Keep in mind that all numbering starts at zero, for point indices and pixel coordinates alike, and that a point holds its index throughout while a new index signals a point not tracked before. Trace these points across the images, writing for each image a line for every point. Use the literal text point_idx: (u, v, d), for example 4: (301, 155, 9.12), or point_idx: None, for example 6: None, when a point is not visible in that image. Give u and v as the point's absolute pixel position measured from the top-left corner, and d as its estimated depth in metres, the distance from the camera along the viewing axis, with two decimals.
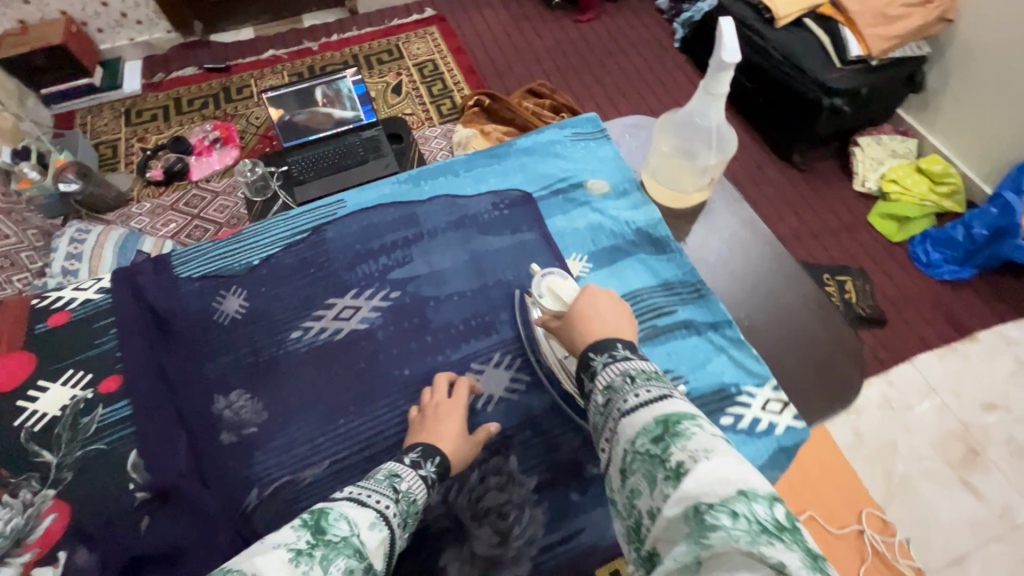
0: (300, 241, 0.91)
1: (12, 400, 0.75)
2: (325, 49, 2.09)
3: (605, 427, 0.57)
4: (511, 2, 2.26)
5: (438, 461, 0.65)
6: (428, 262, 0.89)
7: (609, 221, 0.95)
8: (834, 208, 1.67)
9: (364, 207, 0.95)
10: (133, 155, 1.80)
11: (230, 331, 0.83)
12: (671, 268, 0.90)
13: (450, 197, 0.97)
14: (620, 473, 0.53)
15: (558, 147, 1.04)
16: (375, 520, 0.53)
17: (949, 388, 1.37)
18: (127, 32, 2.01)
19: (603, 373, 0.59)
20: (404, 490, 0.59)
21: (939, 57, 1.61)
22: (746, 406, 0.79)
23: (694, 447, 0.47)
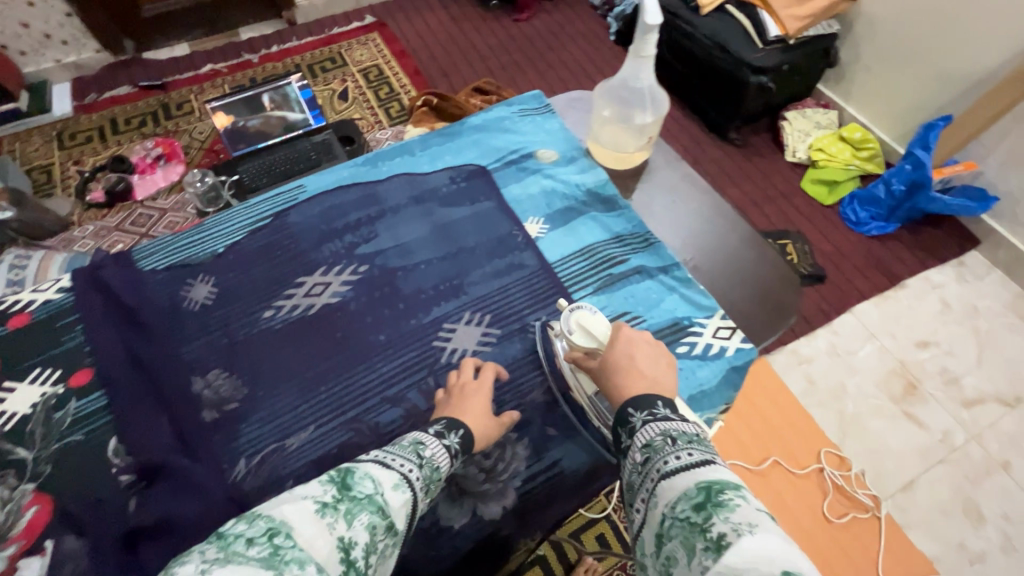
0: (265, 226, 0.92)
1: None
2: (266, 60, 2.07)
3: (641, 487, 0.57)
4: (450, 5, 2.31)
5: (462, 435, 0.67)
6: (393, 236, 0.91)
7: (561, 185, 1.00)
8: (770, 178, 1.79)
9: (325, 189, 0.96)
10: (71, 179, 1.73)
11: (201, 315, 0.82)
12: (622, 222, 0.97)
13: (408, 175, 0.99)
14: (656, 535, 0.52)
15: (507, 122, 1.08)
16: (399, 481, 0.56)
17: (886, 331, 1.49)
18: (53, 54, 1.92)
19: (643, 433, 0.60)
20: (427, 459, 0.62)
21: (848, 33, 1.75)
22: (699, 335, 0.85)
23: (737, 519, 0.47)
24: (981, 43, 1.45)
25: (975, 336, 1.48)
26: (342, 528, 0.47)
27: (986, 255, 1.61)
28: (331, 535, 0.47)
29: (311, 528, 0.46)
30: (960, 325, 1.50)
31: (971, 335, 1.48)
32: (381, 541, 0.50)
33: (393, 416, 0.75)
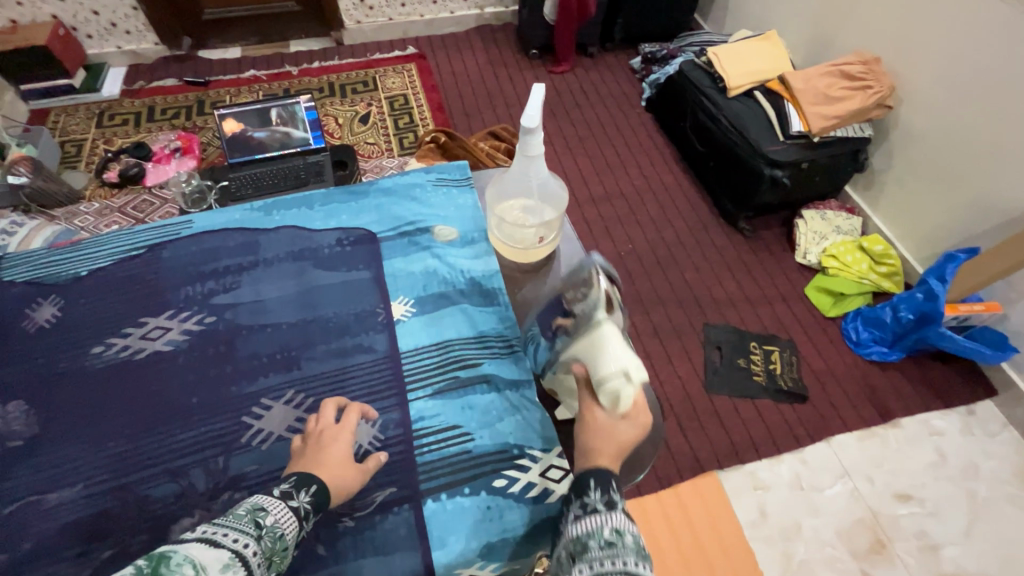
0: (131, 258, 0.92)
1: None
2: (305, 74, 2.17)
3: (592, 558, 0.53)
4: (492, 47, 2.35)
5: (316, 491, 0.62)
6: (254, 290, 0.89)
7: (444, 268, 0.93)
8: (772, 277, 1.67)
9: (209, 230, 0.96)
10: (95, 156, 1.84)
11: (31, 339, 0.84)
12: (491, 320, 0.87)
13: (296, 229, 0.97)
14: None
15: (418, 192, 1.04)
16: (229, 560, 0.51)
17: (863, 473, 1.33)
18: (116, 41, 2.09)
19: (619, 517, 0.56)
20: (271, 525, 0.57)
21: (882, 139, 1.63)
22: (523, 470, 0.73)
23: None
24: (1022, 177, 1.30)
25: (969, 502, 1.29)
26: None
27: (1002, 409, 1.42)
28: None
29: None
30: (953, 483, 1.32)
31: (964, 498, 1.30)
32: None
33: (164, 493, 0.70)
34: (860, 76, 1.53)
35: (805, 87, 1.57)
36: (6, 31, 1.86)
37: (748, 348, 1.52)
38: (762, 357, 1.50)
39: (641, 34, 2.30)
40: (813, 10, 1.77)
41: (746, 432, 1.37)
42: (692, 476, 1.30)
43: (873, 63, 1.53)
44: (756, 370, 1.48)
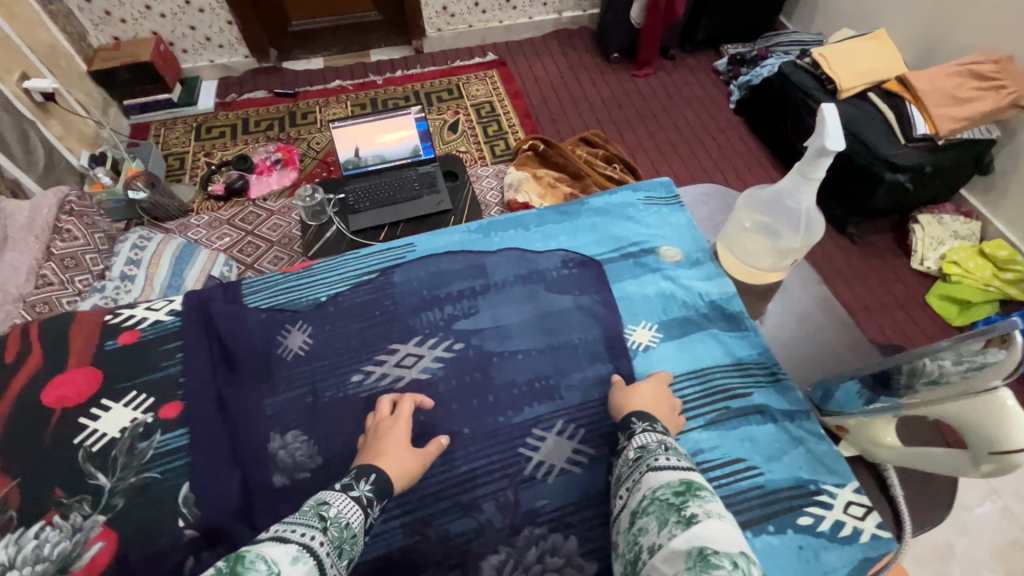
0: (368, 281, 0.96)
1: (75, 416, 0.76)
2: (389, 84, 2.17)
3: (629, 477, 0.63)
4: (571, 52, 2.33)
5: (375, 478, 0.62)
6: (494, 315, 0.91)
7: (681, 291, 0.96)
8: (889, 285, 1.63)
9: (434, 252, 1.00)
10: (198, 169, 1.88)
11: (293, 367, 0.85)
12: (744, 347, 0.90)
13: (520, 251, 1.01)
14: (633, 511, 0.58)
15: (631, 211, 1.08)
16: (298, 552, 0.48)
17: (1012, 491, 1.27)
18: (208, 55, 2.13)
19: (640, 436, 0.66)
20: (335, 515, 0.55)
21: (1008, 141, 1.55)
22: (826, 507, 0.73)
23: (709, 507, 0.53)
24: None
25: None
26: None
27: None
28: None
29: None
30: None
31: None
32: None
33: (466, 528, 0.73)
34: (992, 75, 1.46)
35: (930, 89, 1.51)
36: (111, 48, 1.92)
37: None
38: None
39: (726, 35, 2.24)
40: (928, 6, 1.69)
41: None
42: None
43: (1006, 62, 1.45)
44: None
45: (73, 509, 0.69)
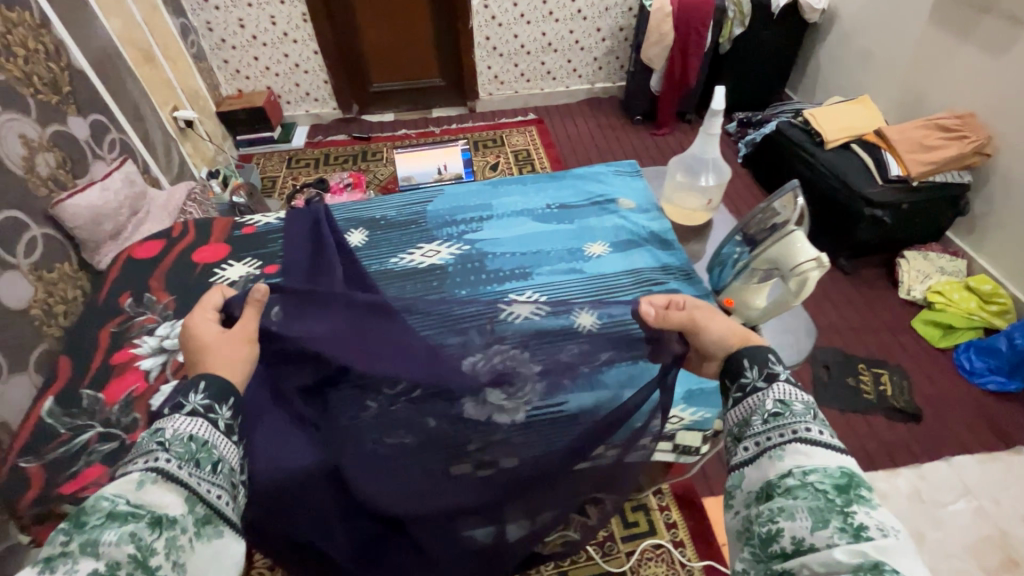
0: (415, 205, 1.00)
1: (210, 268, 0.87)
2: (445, 133, 2.62)
3: (760, 432, 0.55)
4: (600, 115, 2.73)
5: (206, 385, 0.54)
6: (495, 233, 0.93)
7: (630, 225, 0.93)
8: (878, 310, 1.76)
9: (460, 191, 1.02)
10: (286, 189, 2.32)
11: (353, 248, 0.89)
12: (676, 256, 0.87)
13: (520, 195, 1.01)
14: (770, 483, 0.52)
15: (600, 176, 1.04)
16: (142, 479, 0.47)
17: (988, 494, 1.32)
18: (306, 106, 2.67)
19: (780, 388, 0.57)
20: (173, 433, 0.50)
21: (981, 186, 1.73)
22: None
23: (878, 517, 0.46)
24: None
25: None
26: (87, 564, 0.41)
27: None
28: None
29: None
30: None
31: None
32: (157, 541, 0.44)
33: None
34: (956, 128, 1.69)
35: (901, 138, 1.75)
36: (235, 97, 2.48)
37: (857, 369, 1.58)
38: (871, 378, 1.56)
39: (736, 104, 2.58)
40: (903, 77, 1.97)
41: (860, 443, 1.42)
42: None
43: (967, 118, 1.69)
44: (865, 389, 1.53)
45: None
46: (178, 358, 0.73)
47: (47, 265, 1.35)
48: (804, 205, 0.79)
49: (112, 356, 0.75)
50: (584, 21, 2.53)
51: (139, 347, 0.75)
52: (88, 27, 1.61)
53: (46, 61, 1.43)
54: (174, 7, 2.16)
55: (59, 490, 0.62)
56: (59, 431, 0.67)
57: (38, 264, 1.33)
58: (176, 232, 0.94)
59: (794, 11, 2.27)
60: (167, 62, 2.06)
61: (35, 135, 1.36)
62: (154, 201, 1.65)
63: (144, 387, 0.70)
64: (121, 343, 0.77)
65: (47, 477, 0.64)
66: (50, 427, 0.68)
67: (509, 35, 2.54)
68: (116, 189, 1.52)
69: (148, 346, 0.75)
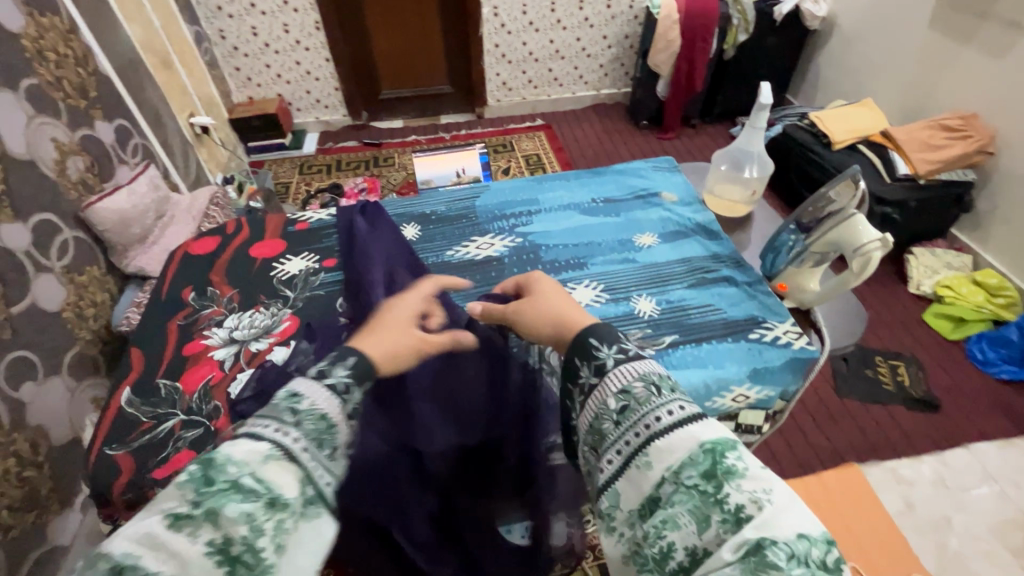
0: (463, 200, 1.02)
1: (269, 262, 0.89)
2: (455, 139, 2.65)
3: (614, 438, 0.45)
4: (607, 120, 2.78)
5: (352, 363, 0.48)
6: (546, 226, 0.95)
7: (676, 217, 0.96)
8: (889, 305, 1.81)
9: (505, 187, 1.05)
10: (300, 194, 2.33)
11: (409, 241, 0.91)
12: (724, 245, 0.90)
13: (565, 190, 1.03)
14: (647, 495, 0.41)
15: (640, 171, 1.07)
16: (267, 450, 0.40)
17: (1008, 478, 1.36)
18: (316, 113, 2.68)
19: (615, 375, 0.48)
20: (308, 407, 0.44)
21: (985, 183, 1.80)
22: (771, 329, 0.77)
23: (752, 486, 0.38)
24: None
25: None
26: (207, 532, 0.36)
27: None
28: (194, 545, 0.35)
29: (164, 550, 0.35)
30: None
31: None
32: (267, 524, 0.37)
33: None
34: (960, 127, 1.76)
35: (908, 138, 1.82)
36: (247, 104, 2.49)
37: (874, 361, 1.63)
38: (888, 370, 1.60)
39: (739, 109, 2.65)
40: (904, 80, 2.04)
41: (881, 431, 1.46)
42: (833, 465, 1.39)
43: (971, 118, 1.76)
44: (884, 380, 1.58)
45: (273, 303, 0.82)
46: (251, 349, 0.75)
47: (78, 268, 1.34)
48: (864, 189, 0.83)
49: (184, 347, 0.76)
50: (591, 29, 2.59)
51: (210, 338, 0.77)
52: (112, 33, 1.62)
53: (75, 67, 1.43)
54: (189, 15, 2.18)
55: (151, 474, 0.62)
56: (141, 420, 0.68)
57: (70, 267, 1.32)
58: (230, 228, 0.95)
59: (796, 18, 2.34)
60: (183, 69, 2.07)
61: (65, 138, 1.36)
62: (178, 206, 1.65)
63: (221, 376, 0.72)
64: (191, 335, 0.78)
65: (135, 462, 0.65)
66: (132, 415, 0.69)
67: (518, 42, 2.58)
68: (142, 193, 1.52)
69: (219, 338, 0.77)
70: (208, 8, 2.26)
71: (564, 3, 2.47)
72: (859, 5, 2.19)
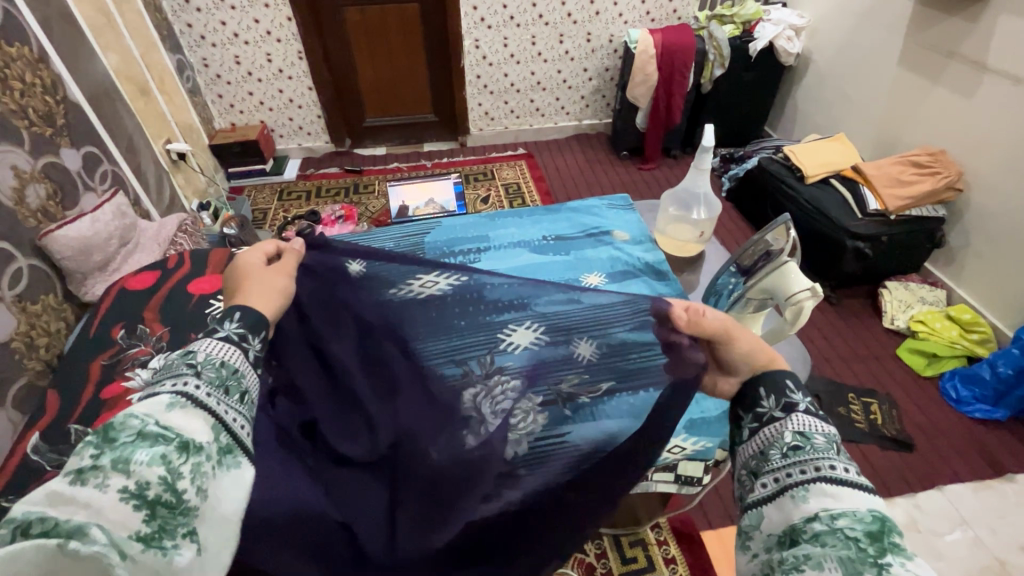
0: (411, 235, 1.02)
1: (205, 299, 0.87)
2: (436, 166, 2.66)
3: (781, 467, 0.49)
4: (588, 149, 2.80)
5: (241, 315, 0.52)
6: (492, 264, 0.95)
7: (625, 256, 0.97)
8: (864, 339, 1.79)
9: (458, 223, 1.06)
10: (277, 221, 2.32)
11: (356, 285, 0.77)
12: (670, 286, 0.90)
13: (517, 228, 1.06)
14: (793, 527, 0.45)
15: (594, 211, 1.11)
16: (172, 399, 0.42)
17: (983, 523, 1.32)
18: (299, 139, 2.70)
19: (800, 419, 0.52)
20: (207, 359, 0.47)
21: (956, 219, 1.80)
22: None
23: (915, 571, 0.39)
24: None
25: None
26: (119, 480, 0.37)
27: None
28: (108, 493, 0.36)
29: (74, 501, 0.35)
30: None
31: None
32: (184, 466, 0.39)
33: None
34: (928, 164, 1.78)
35: (878, 174, 1.82)
36: (229, 130, 2.51)
37: (847, 399, 1.60)
38: (861, 408, 1.58)
39: (718, 141, 2.68)
40: (875, 116, 2.07)
41: None
42: None
43: (939, 155, 1.78)
44: (857, 418, 1.55)
45: (202, 342, 0.80)
46: None
47: (31, 296, 1.31)
48: (796, 236, 0.84)
49: (103, 389, 0.76)
50: (572, 62, 2.63)
51: (132, 380, 0.75)
52: (86, 62, 1.63)
53: (42, 95, 1.44)
54: (172, 44, 2.21)
55: None
56: (45, 468, 0.69)
57: (22, 296, 1.29)
58: (171, 263, 0.96)
59: (771, 54, 2.38)
60: (162, 97, 2.09)
61: (27, 166, 1.35)
62: (145, 232, 1.62)
63: None
64: (114, 375, 0.77)
65: None
66: (36, 464, 0.70)
67: (500, 74, 2.62)
68: (107, 220, 1.50)
69: (139, 380, 0.74)
70: (191, 37, 2.29)
71: (545, 36, 2.52)
72: (831, 42, 2.24)
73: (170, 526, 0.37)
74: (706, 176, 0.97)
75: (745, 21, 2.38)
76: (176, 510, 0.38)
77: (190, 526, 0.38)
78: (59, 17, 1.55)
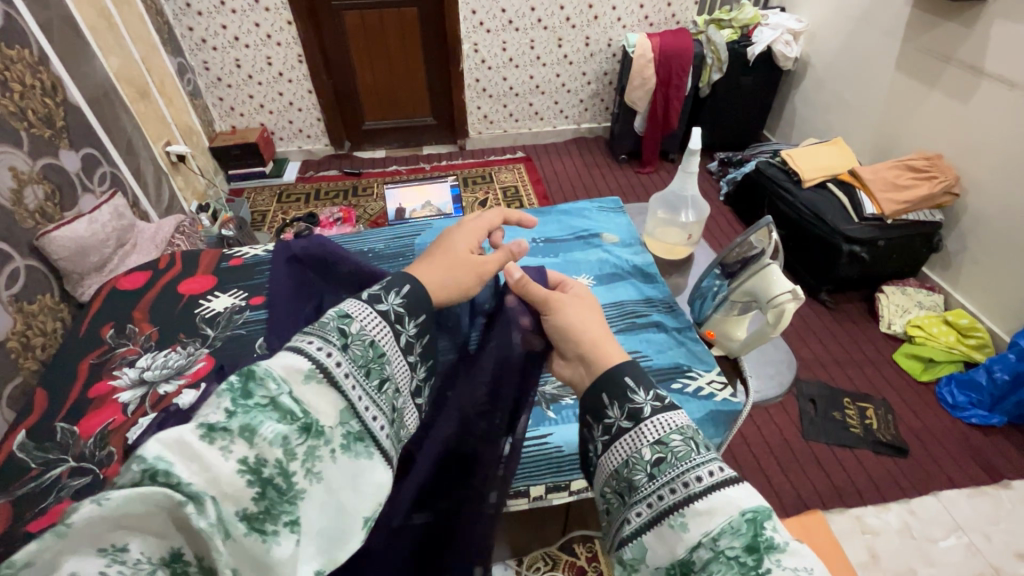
0: (402, 237, 1.05)
1: (196, 299, 0.89)
2: (435, 169, 2.66)
3: (652, 490, 0.46)
4: (586, 153, 2.81)
5: (408, 294, 0.54)
6: None
7: (614, 259, 1.00)
8: (860, 344, 1.78)
9: (449, 224, 1.09)
10: (276, 223, 2.34)
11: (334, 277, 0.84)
12: (657, 289, 0.93)
13: (508, 230, 1.09)
14: (683, 558, 0.43)
15: (585, 213, 1.13)
16: (310, 371, 0.44)
17: (978, 529, 1.32)
18: (299, 142, 2.72)
19: (652, 425, 0.49)
20: (358, 332, 0.49)
21: (953, 224, 1.80)
22: (693, 379, 0.78)
23: (793, 564, 0.39)
24: None
25: None
26: (242, 449, 0.38)
27: None
28: (228, 462, 0.37)
29: (197, 459, 0.36)
30: None
31: None
32: (300, 447, 0.41)
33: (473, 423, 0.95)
34: (925, 168, 1.77)
35: (874, 178, 1.82)
36: (229, 133, 2.53)
37: (842, 403, 1.59)
38: (856, 413, 1.57)
39: (717, 145, 2.68)
40: (874, 121, 2.06)
41: (848, 478, 1.42)
42: (799, 512, 1.34)
43: (935, 159, 1.77)
44: (852, 423, 1.54)
45: (191, 342, 0.81)
46: (158, 391, 0.74)
47: (28, 296, 1.32)
48: (778, 238, 0.83)
49: (91, 388, 0.77)
50: (571, 66, 2.64)
51: (119, 379, 0.77)
52: (87, 65, 1.65)
53: (42, 97, 1.45)
54: (173, 47, 2.22)
55: (26, 527, 0.62)
56: (31, 466, 0.69)
57: (19, 296, 1.31)
58: (163, 263, 0.97)
59: (770, 58, 2.38)
60: (162, 99, 2.10)
61: (25, 167, 1.37)
62: (141, 234, 1.63)
63: (121, 420, 0.71)
64: (103, 374, 0.78)
65: (13, 512, 0.65)
66: (22, 460, 0.70)
67: (499, 78, 2.63)
68: (104, 221, 1.51)
69: (128, 379, 0.76)
70: (192, 40, 2.31)
71: (544, 40, 2.53)
72: (830, 46, 2.23)
73: (275, 511, 0.39)
74: (694, 179, 0.97)
75: (744, 26, 2.39)
76: (285, 495, 0.39)
77: (292, 514, 0.40)
78: (59, 20, 1.57)
